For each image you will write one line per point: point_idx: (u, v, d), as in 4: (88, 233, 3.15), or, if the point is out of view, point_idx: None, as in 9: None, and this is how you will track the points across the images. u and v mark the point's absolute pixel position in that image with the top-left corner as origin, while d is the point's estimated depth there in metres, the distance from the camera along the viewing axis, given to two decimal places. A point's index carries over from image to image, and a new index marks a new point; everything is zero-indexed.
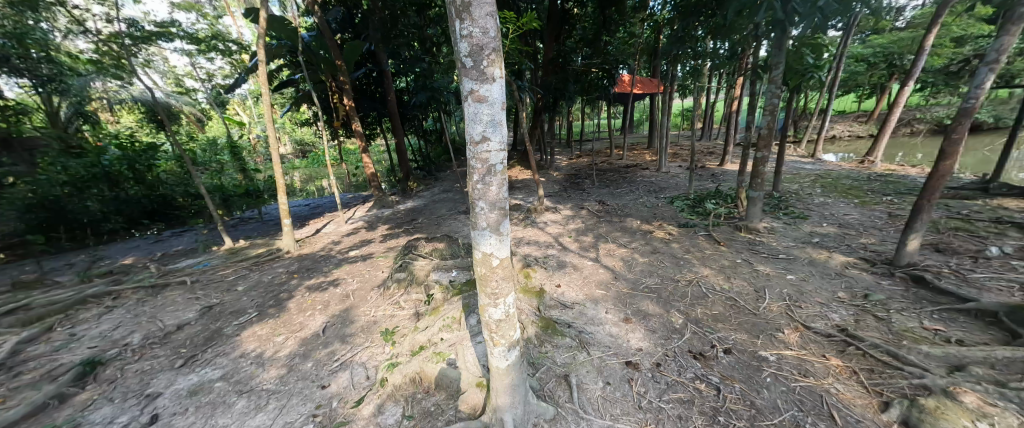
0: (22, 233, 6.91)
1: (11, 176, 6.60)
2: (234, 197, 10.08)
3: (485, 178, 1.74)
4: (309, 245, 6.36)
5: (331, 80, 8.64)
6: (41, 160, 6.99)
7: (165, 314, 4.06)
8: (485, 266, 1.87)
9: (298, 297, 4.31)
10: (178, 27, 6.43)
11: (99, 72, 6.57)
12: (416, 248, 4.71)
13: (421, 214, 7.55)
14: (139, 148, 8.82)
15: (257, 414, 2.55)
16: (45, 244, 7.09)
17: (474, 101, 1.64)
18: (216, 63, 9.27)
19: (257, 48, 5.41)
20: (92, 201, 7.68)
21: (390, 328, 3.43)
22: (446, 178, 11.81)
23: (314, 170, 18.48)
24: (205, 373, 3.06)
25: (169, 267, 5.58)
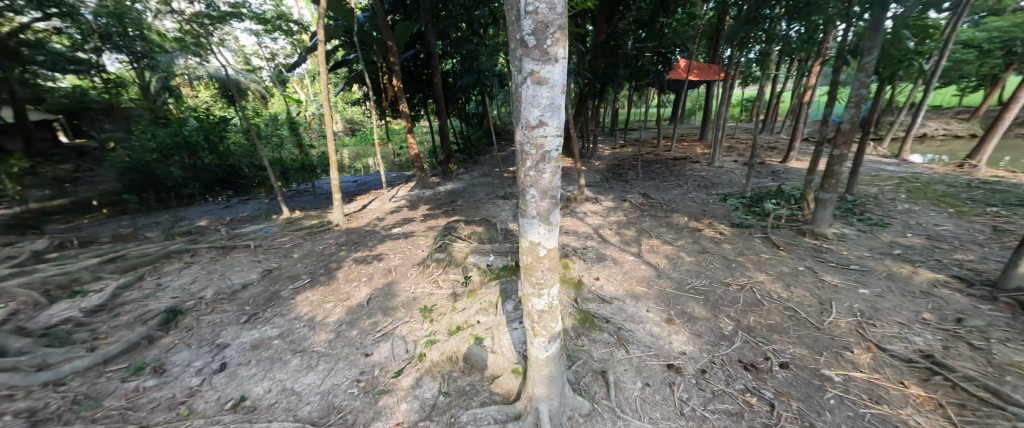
0: (122, 192, 8.12)
1: (113, 141, 8.53)
2: (292, 171, 10.99)
3: (540, 164, 1.68)
4: (356, 219, 6.71)
5: (382, 60, 8.89)
6: (136, 128, 8.35)
7: (232, 274, 4.49)
8: (530, 256, 1.84)
9: (346, 267, 4.59)
10: (248, 8, 6.87)
11: (183, 51, 7.18)
12: (456, 230, 4.79)
13: (461, 197, 7.66)
14: (214, 120, 9.69)
15: (309, 373, 2.76)
16: (139, 204, 8.27)
17: (534, 83, 1.57)
18: (278, 43, 9.84)
19: (317, 29, 5.62)
20: (176, 168, 8.67)
21: (429, 305, 3.55)
22: (486, 161, 11.89)
23: (362, 148, 19.41)
24: (266, 330, 3.36)
25: (236, 231, 6.16)
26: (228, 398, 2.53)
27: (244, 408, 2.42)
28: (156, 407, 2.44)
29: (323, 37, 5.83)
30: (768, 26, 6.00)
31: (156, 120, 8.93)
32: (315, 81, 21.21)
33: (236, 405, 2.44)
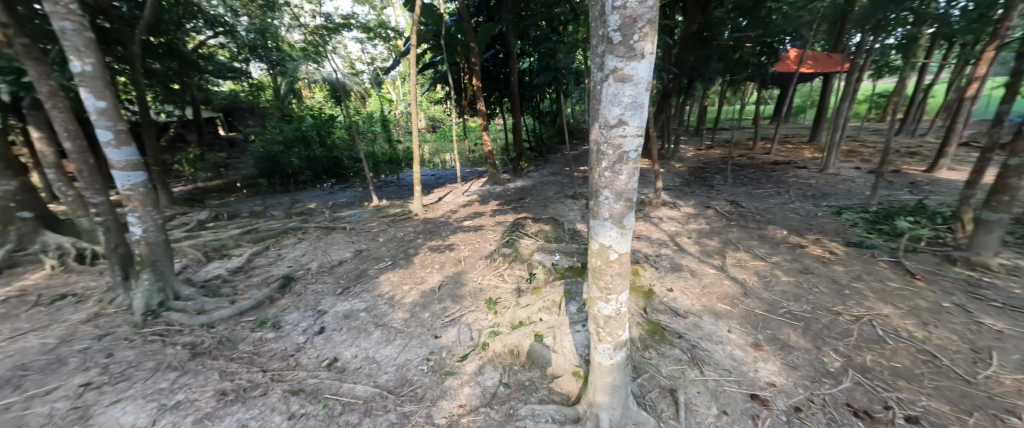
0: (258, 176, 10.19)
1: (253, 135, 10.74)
2: (382, 163, 12.32)
3: (617, 166, 1.61)
4: (432, 210, 7.24)
5: (464, 61, 9.40)
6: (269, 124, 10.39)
7: (332, 251, 5.21)
8: (600, 259, 1.79)
9: (422, 254, 4.99)
10: (356, 18, 7.83)
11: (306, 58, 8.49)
12: (523, 227, 4.87)
13: (529, 194, 7.77)
14: (324, 118, 11.31)
15: (387, 346, 3.07)
16: (268, 187, 10.23)
17: (616, 81, 1.51)
18: (377, 49, 11.03)
19: (409, 34, 6.12)
20: (295, 158, 10.40)
21: (494, 298, 3.68)
22: (556, 160, 11.84)
23: (441, 144, 20.84)
24: (355, 303, 3.83)
25: (336, 215, 7.12)
26: (324, 357, 2.96)
27: (336, 368, 2.81)
28: (273, 355, 2.97)
29: (415, 41, 6.33)
30: (917, 4, 4.89)
31: (282, 118, 10.94)
32: (405, 83, 23.38)
33: (330, 365, 2.84)
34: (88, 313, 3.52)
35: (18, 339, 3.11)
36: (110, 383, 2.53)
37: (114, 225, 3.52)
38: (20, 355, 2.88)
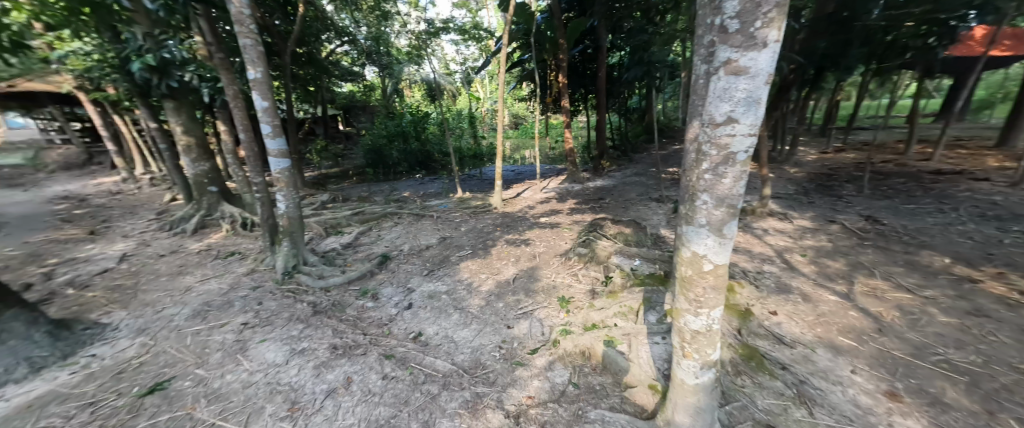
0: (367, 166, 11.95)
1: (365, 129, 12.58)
2: (467, 158, 13.14)
3: (720, 168, 1.43)
4: (511, 205, 7.49)
5: (552, 58, 9.44)
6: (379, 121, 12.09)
7: (421, 236, 5.76)
8: (692, 268, 1.62)
9: (499, 246, 5.20)
10: (454, 22, 8.44)
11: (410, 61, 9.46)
12: (602, 227, 4.72)
13: (609, 194, 7.49)
14: (420, 115, 12.47)
15: (464, 329, 3.29)
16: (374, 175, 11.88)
17: (728, 74, 1.34)
18: (470, 50, 11.75)
19: (501, 35, 6.37)
20: (396, 151, 11.76)
21: (567, 296, 3.65)
22: (641, 160, 11.16)
23: (521, 141, 21.31)
24: (438, 285, 4.19)
25: (426, 203, 7.84)
26: (411, 330, 3.30)
27: (421, 341, 3.12)
28: (371, 322, 3.43)
29: (506, 40, 6.56)
30: None
31: (388, 115, 12.56)
32: (492, 81, 24.46)
33: (416, 338, 3.16)
34: (247, 268, 4.53)
35: (205, 283, 4.16)
36: (259, 326, 3.22)
37: (268, 200, 4.44)
38: (206, 295, 3.84)
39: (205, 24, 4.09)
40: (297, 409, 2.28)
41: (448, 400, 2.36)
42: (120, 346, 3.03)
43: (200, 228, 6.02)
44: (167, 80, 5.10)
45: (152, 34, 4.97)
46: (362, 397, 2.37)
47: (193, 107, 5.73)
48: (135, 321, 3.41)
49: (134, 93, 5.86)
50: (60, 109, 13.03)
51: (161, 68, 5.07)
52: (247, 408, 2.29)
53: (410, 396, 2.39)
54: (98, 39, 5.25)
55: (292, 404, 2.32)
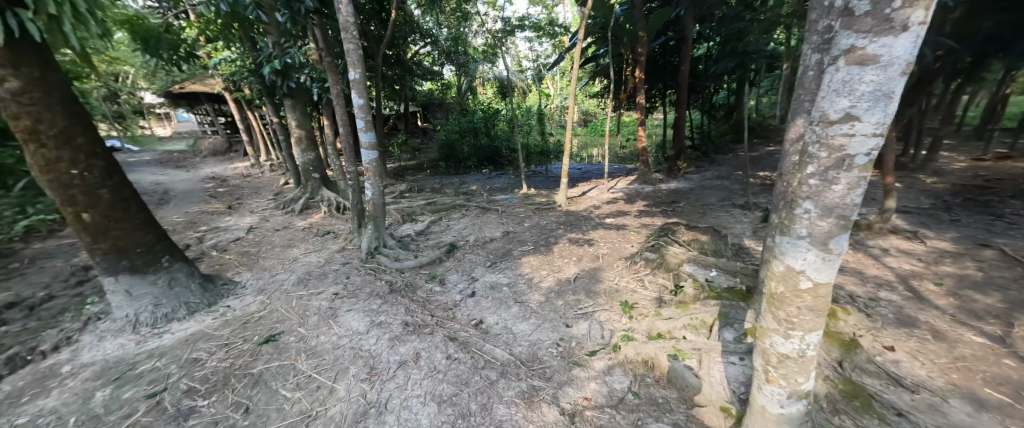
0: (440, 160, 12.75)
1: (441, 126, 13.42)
2: (534, 155, 13.26)
3: (831, 173, 1.22)
4: (576, 204, 7.37)
5: (629, 52, 9.03)
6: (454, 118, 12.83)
7: (486, 228, 5.99)
8: (785, 285, 1.43)
9: (562, 244, 5.17)
10: (529, 19, 8.53)
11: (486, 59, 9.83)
12: (675, 233, 4.41)
13: (684, 198, 6.94)
14: (491, 112, 12.90)
15: (523, 322, 3.35)
16: (445, 169, 12.63)
17: (850, 64, 1.12)
18: (544, 47, 11.78)
19: (577, 30, 6.27)
20: (466, 146, 12.34)
21: (630, 302, 3.49)
22: (724, 162, 10.11)
23: (590, 139, 20.80)
24: (500, 277, 4.33)
25: (492, 198, 8.12)
26: (473, 317, 3.47)
27: (482, 328, 3.26)
28: (438, 305, 3.68)
29: (582, 35, 6.44)
30: None
31: (463, 112, 13.25)
32: (563, 78, 24.26)
33: (477, 325, 3.31)
34: (338, 246, 5.18)
35: (307, 256, 4.87)
36: (347, 297, 3.68)
37: (359, 187, 5.00)
38: (307, 266, 4.50)
39: (319, 31, 4.75)
40: (375, 373, 2.57)
41: (506, 388, 2.44)
42: (244, 300, 3.74)
43: (305, 208, 7.05)
44: (288, 82, 6.04)
45: (279, 42, 5.93)
46: (428, 372, 2.58)
47: (306, 104, 6.74)
48: (257, 281, 4.15)
49: (264, 93, 7.06)
50: (213, 107, 16.27)
51: (285, 71, 6.02)
52: (335, 367, 2.65)
53: (470, 378, 2.53)
54: (242, 49, 6.42)
55: (371, 369, 2.62)
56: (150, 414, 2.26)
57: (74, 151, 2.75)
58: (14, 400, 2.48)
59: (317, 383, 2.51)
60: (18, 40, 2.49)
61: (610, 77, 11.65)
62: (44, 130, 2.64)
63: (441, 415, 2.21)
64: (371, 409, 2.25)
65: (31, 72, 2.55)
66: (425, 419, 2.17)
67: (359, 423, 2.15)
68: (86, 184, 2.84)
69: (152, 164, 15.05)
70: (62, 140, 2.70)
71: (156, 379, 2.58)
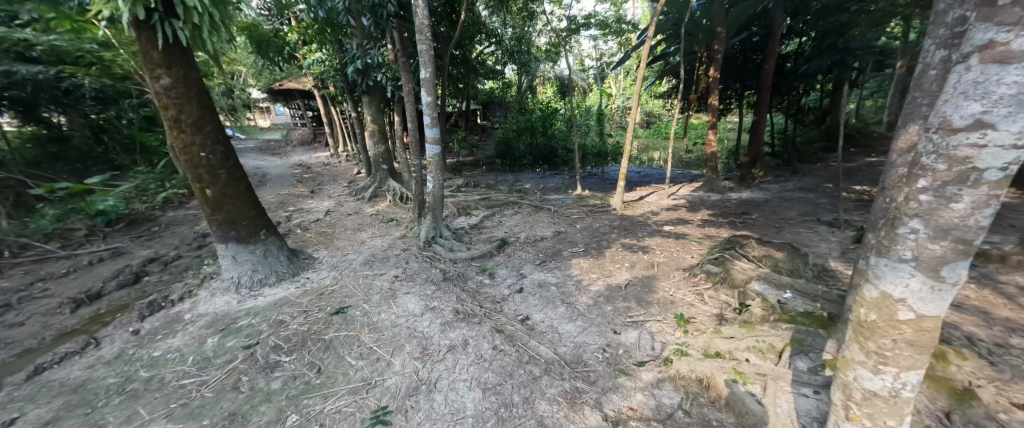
0: (497, 157, 13.05)
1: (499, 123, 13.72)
2: (590, 156, 12.99)
3: (949, 189, 1.04)
4: (632, 208, 7.09)
5: (705, 50, 8.42)
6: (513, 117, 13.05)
7: (538, 227, 6.02)
8: (878, 314, 1.26)
9: (614, 249, 5.02)
10: (596, 17, 8.34)
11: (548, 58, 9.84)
12: (743, 247, 4.03)
13: (758, 210, 6.30)
14: (549, 111, 12.89)
15: (570, 323, 3.32)
16: (501, 166, 12.92)
17: (990, 63, 0.94)
18: (609, 45, 11.43)
19: (647, 26, 5.94)
20: (523, 145, 12.51)
21: (686, 315, 3.28)
22: (808, 172, 8.99)
23: (652, 142, 19.77)
24: (548, 276, 4.33)
25: (545, 197, 8.12)
26: (519, 312, 3.52)
27: (527, 324, 3.30)
28: (487, 298, 3.80)
29: (652, 32, 6.12)
30: None
31: (522, 110, 13.42)
32: (628, 76, 23.30)
33: (524, 320, 3.36)
34: (400, 233, 5.59)
35: (373, 239, 5.33)
36: (405, 280, 3.96)
37: (421, 179, 5.32)
38: (373, 249, 4.92)
39: (397, 33, 5.14)
40: (427, 353, 2.75)
41: (549, 385, 2.45)
42: (319, 274, 4.21)
43: (373, 196, 7.70)
44: (367, 80, 6.63)
45: (363, 45, 6.52)
46: (475, 358, 2.69)
47: (381, 101, 7.38)
48: (330, 259, 4.64)
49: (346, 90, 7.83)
50: (304, 102, 18.43)
51: (365, 70, 6.62)
52: (393, 343, 2.89)
53: (515, 370, 2.59)
54: (330, 51, 7.19)
55: (423, 349, 2.81)
56: (246, 362, 2.68)
57: (203, 137, 3.33)
58: (153, 336, 3.10)
59: (377, 355, 2.75)
60: (173, 45, 3.07)
61: (679, 76, 10.95)
62: (185, 118, 3.22)
63: (486, 401, 2.29)
64: (422, 386, 2.41)
65: (179, 71, 3.12)
66: (471, 404, 2.28)
67: (411, 397, 2.32)
68: (210, 165, 3.41)
69: (255, 151, 17.55)
70: (197, 128, 3.27)
71: (250, 334, 3.04)
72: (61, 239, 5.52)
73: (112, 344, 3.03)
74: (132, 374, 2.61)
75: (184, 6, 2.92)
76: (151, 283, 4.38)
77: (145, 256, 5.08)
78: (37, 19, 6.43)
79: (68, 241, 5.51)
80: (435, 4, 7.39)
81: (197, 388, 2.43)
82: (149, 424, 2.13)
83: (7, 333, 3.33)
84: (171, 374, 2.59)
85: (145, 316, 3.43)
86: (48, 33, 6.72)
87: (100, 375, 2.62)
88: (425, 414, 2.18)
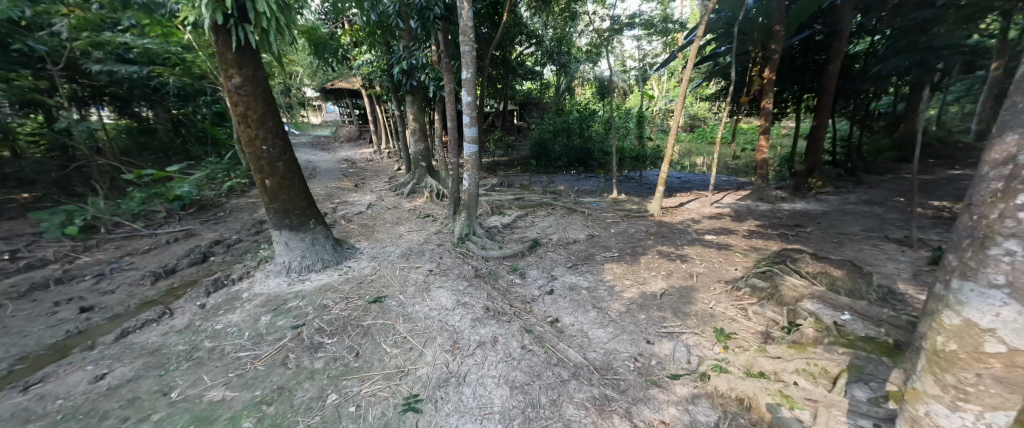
0: (531, 157, 13.05)
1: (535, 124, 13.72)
2: (628, 159, 12.65)
3: None
4: (671, 215, 6.81)
5: (759, 50, 7.90)
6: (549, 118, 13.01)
7: (571, 229, 5.96)
8: (959, 343, 1.13)
9: (650, 256, 4.85)
10: (641, 16, 8.08)
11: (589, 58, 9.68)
12: (795, 262, 3.74)
13: (813, 223, 5.82)
14: (586, 113, 12.71)
15: (601, 328, 3.25)
16: (535, 167, 12.91)
17: None
18: (653, 45, 11.05)
19: (696, 25, 5.63)
20: (558, 146, 12.44)
21: (726, 330, 3.10)
22: (874, 184, 8.15)
23: (695, 146, 18.87)
24: (579, 279, 4.27)
25: (580, 200, 8.02)
26: (549, 314, 3.50)
27: (557, 326, 3.27)
28: (517, 297, 3.82)
29: (701, 31, 5.81)
30: None
31: (559, 112, 13.33)
32: (671, 77, 22.40)
33: (553, 322, 3.34)
34: (435, 229, 5.76)
35: (410, 234, 5.54)
36: (438, 274, 4.09)
37: (458, 177, 5.45)
38: (409, 243, 5.12)
39: (442, 35, 5.30)
40: (457, 347, 2.81)
41: (577, 389, 2.41)
42: (359, 263, 4.44)
43: (411, 192, 8.00)
44: (411, 80, 6.90)
45: (409, 46, 6.80)
46: (504, 356, 2.71)
47: (423, 100, 7.65)
48: (370, 250, 4.88)
49: (391, 90, 8.20)
50: (352, 101, 19.54)
51: (410, 71, 6.89)
52: (425, 334, 2.99)
53: (543, 371, 2.58)
54: (378, 52, 7.56)
55: (454, 342, 2.88)
56: (293, 341, 2.89)
57: (266, 131, 3.63)
58: (216, 310, 3.44)
59: (410, 344, 2.86)
60: (244, 47, 3.38)
61: (728, 78, 10.35)
62: (251, 114, 3.54)
63: (513, 399, 2.30)
64: (452, 378, 2.47)
65: (248, 71, 3.44)
66: (498, 400, 2.30)
67: (441, 388, 2.38)
68: (270, 157, 3.72)
69: (306, 146, 18.85)
70: (260, 123, 3.58)
71: (297, 315, 3.27)
72: (144, 219, 6.26)
73: (182, 315, 3.39)
74: (198, 343, 2.90)
75: (256, 12, 3.21)
76: (216, 262, 4.85)
77: (211, 238, 5.64)
78: (135, 25, 7.31)
79: (150, 221, 6.23)
80: (479, 6, 7.53)
81: (251, 360, 2.66)
82: (210, 390, 2.36)
83: (102, 298, 3.84)
84: (230, 346, 2.85)
85: (210, 292, 3.81)
86: (143, 36, 7.60)
87: (173, 342, 2.95)
88: (454, 406, 2.23)
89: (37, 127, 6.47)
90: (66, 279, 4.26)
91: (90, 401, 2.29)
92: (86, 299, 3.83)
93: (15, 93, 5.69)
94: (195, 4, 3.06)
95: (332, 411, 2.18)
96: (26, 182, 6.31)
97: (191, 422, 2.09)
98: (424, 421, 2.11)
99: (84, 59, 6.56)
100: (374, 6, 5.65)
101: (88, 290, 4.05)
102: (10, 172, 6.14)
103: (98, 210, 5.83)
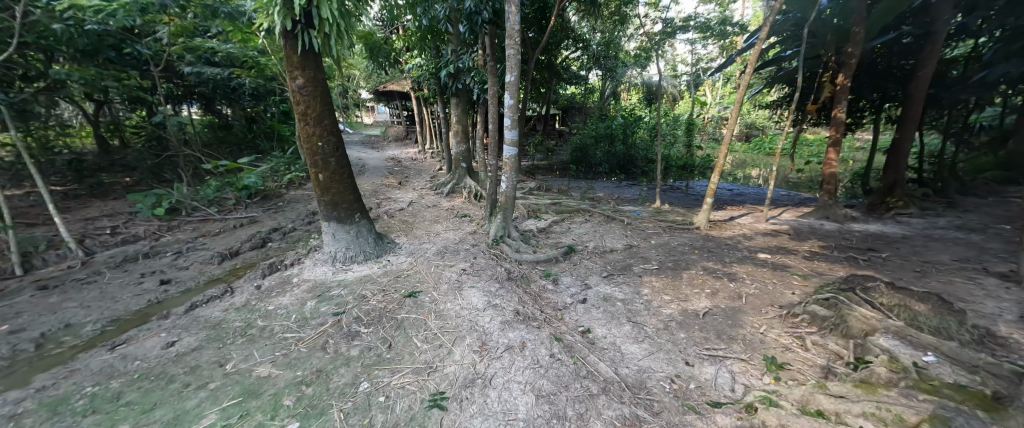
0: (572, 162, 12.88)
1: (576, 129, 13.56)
2: (674, 168, 12.08)
3: None
4: (719, 229, 6.35)
5: (833, 53, 7.17)
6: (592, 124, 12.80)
7: (608, 237, 5.77)
8: None
9: (693, 272, 4.53)
10: (696, 18, 7.59)
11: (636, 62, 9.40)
12: (868, 292, 3.30)
13: (890, 248, 5.15)
14: (631, 119, 12.38)
15: (635, 343, 3.08)
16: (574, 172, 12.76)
17: None
18: (706, 48, 10.47)
19: (759, 27, 5.14)
20: (599, 152, 12.17)
21: (778, 359, 2.81)
22: (973, 208, 7.04)
23: (750, 158, 17.64)
24: (614, 290, 4.11)
25: (620, 208, 7.76)
26: (581, 324, 3.40)
27: (589, 337, 3.16)
28: (548, 304, 3.75)
29: (764, 34, 5.27)
30: None
31: (601, 117, 13.09)
32: (728, 83, 21.27)
33: (584, 332, 3.23)
34: (471, 229, 5.87)
35: (447, 232, 5.67)
36: (472, 274, 4.13)
37: (496, 179, 5.46)
38: (446, 241, 5.24)
39: (489, 38, 5.39)
40: (485, 349, 2.81)
41: (606, 406, 2.28)
42: (398, 258, 4.62)
43: (450, 191, 8.23)
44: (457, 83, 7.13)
45: (457, 50, 7.05)
46: (531, 362, 2.66)
47: (467, 103, 7.89)
48: (409, 246, 5.05)
49: (437, 91, 8.55)
50: (401, 103, 20.54)
51: (456, 74, 7.16)
52: (455, 333, 3.02)
53: (572, 383, 2.47)
54: (428, 57, 7.91)
55: (482, 344, 2.88)
56: (334, 327, 3.06)
57: (322, 128, 3.89)
58: (270, 292, 3.74)
59: (440, 342, 2.90)
60: (308, 51, 3.65)
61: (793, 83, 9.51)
62: (310, 113, 3.81)
63: (538, 409, 2.22)
64: (478, 379, 2.47)
65: (310, 73, 3.71)
66: (523, 407, 2.23)
67: (467, 388, 2.38)
68: (324, 153, 3.98)
69: (358, 144, 20.10)
70: (318, 121, 3.84)
71: (339, 303, 3.46)
72: (217, 205, 6.99)
73: (241, 294, 3.73)
74: (252, 322, 3.17)
75: (320, 19, 3.46)
76: (272, 248, 5.30)
77: (271, 225, 6.18)
78: (220, 31, 8.21)
79: (222, 207, 6.96)
80: (526, 10, 7.62)
81: (295, 342, 2.85)
82: (259, 366, 2.55)
83: (178, 273, 4.36)
84: (278, 327, 3.08)
85: (266, 275, 4.16)
86: (227, 42, 8.53)
87: (231, 319, 3.24)
88: (479, 408, 2.21)
89: (141, 120, 7.92)
90: (152, 254, 4.88)
91: (162, 364, 2.57)
92: (166, 273, 4.36)
93: (124, 91, 6.51)
94: (270, 12, 3.35)
95: (363, 399, 2.26)
96: (129, 168, 7.56)
97: (240, 394, 2.26)
98: (448, 419, 2.11)
99: (178, 61, 7.49)
100: (426, 11, 5.90)
101: (168, 265, 4.60)
102: (117, 159, 7.49)
103: (183, 195, 6.59)
